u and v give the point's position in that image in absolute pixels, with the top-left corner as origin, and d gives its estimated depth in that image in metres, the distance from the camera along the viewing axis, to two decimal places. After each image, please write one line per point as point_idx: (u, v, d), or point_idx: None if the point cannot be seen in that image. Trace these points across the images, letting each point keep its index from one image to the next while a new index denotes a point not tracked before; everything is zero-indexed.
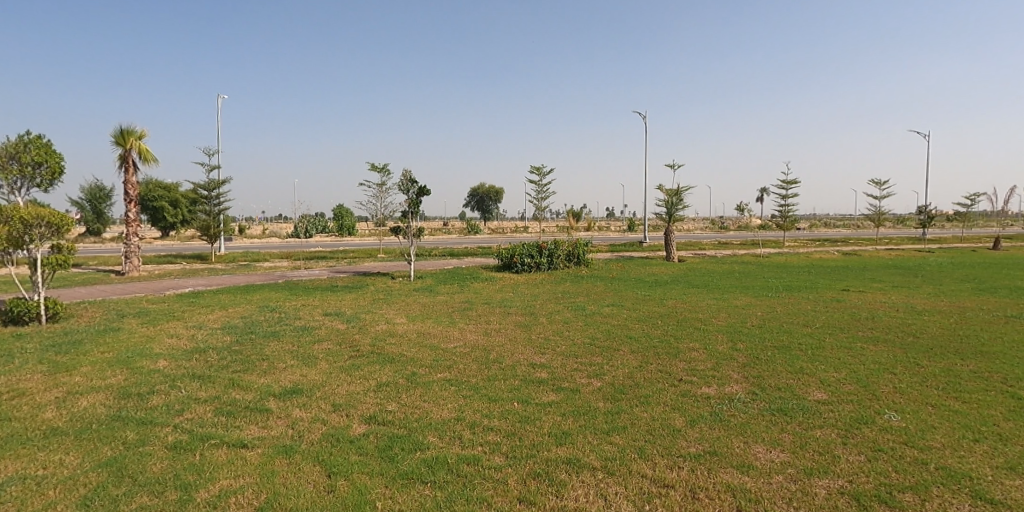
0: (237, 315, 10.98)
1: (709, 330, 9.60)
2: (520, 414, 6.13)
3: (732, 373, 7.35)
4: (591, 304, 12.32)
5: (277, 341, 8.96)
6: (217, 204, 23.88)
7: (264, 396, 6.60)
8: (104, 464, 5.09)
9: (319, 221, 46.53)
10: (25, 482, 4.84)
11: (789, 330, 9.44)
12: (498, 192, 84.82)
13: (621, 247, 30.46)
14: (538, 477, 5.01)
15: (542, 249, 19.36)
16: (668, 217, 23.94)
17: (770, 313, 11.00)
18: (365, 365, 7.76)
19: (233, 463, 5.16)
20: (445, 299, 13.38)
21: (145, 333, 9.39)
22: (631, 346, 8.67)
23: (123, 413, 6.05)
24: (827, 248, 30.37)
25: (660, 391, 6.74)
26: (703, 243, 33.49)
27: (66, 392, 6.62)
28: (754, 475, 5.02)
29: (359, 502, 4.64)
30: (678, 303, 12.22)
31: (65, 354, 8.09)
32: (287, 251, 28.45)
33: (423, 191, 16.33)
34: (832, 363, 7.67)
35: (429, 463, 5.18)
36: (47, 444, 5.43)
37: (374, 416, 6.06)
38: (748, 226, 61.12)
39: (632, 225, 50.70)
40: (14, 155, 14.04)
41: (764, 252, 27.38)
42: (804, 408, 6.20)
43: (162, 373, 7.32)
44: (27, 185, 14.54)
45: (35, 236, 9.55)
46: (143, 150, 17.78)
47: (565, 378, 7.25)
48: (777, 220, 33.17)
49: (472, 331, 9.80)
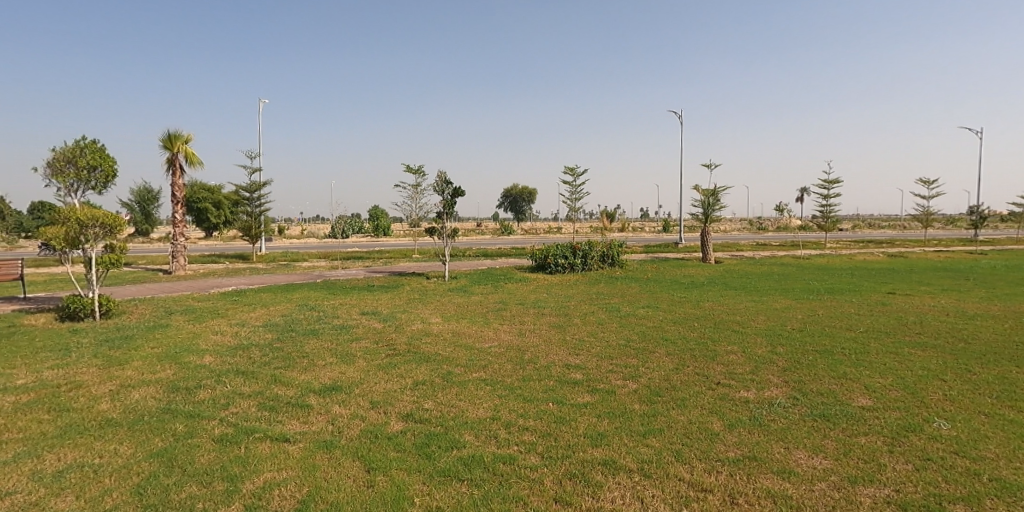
0: (278, 314, 11.24)
1: (747, 332, 9.48)
2: (555, 414, 6.15)
3: (772, 377, 7.23)
4: (626, 306, 12.28)
5: (317, 339, 9.16)
6: (259, 205, 24.44)
7: (305, 392, 6.76)
8: (156, 454, 5.29)
9: (357, 222, 47.43)
10: (83, 470, 5.05)
11: (831, 334, 9.24)
12: (532, 193, 85.08)
13: (657, 248, 30.12)
14: (574, 478, 5.02)
15: (576, 250, 19.33)
16: (707, 218, 23.66)
17: (812, 316, 10.79)
18: (401, 364, 7.88)
19: (277, 457, 5.30)
20: (479, 299, 13.48)
21: (191, 330, 9.68)
22: (667, 348, 8.62)
23: (173, 406, 6.28)
24: (872, 249, 29.65)
25: (697, 394, 6.68)
26: (740, 245, 32.86)
27: (120, 385, 6.89)
28: (796, 482, 4.94)
29: (398, 498, 4.73)
30: (716, 306, 12.06)
31: (118, 348, 8.42)
32: (325, 251, 29.04)
33: (458, 192, 16.47)
34: (876, 368, 7.48)
35: (466, 461, 5.25)
36: (103, 434, 5.66)
37: (411, 414, 6.16)
38: (788, 227, 60.28)
39: (669, 226, 50.50)
40: (71, 159, 14.68)
41: (805, 253, 26.83)
42: (848, 414, 6.06)
43: (209, 368, 7.55)
44: (84, 187, 15.17)
45: (89, 236, 9.94)
46: (189, 153, 18.34)
47: (600, 379, 7.25)
48: (819, 220, 32.31)
49: (506, 330, 9.87)
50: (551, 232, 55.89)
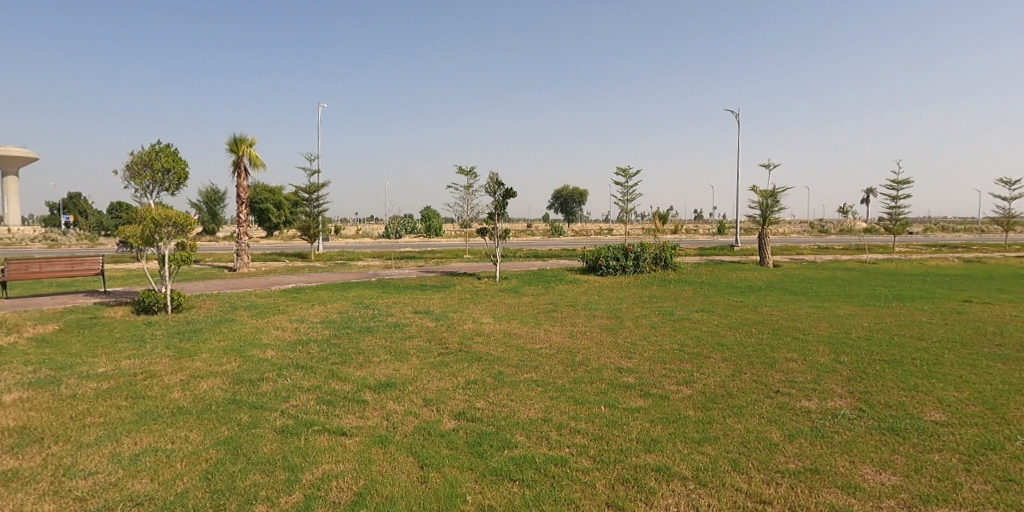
0: (334, 311, 11.53)
1: (809, 339, 9.16)
2: (607, 418, 6.10)
3: (836, 387, 6.97)
4: (680, 309, 12.07)
5: (372, 337, 9.36)
6: (317, 206, 25.16)
7: (361, 387, 6.92)
8: (222, 442, 5.51)
9: (410, 222, 48.20)
10: (157, 454, 5.31)
11: (900, 344, 8.82)
12: (583, 194, 84.59)
13: (712, 251, 29.49)
14: (627, 483, 4.96)
15: (628, 252, 19.12)
16: (766, 220, 22.99)
17: (879, 324, 10.34)
18: (453, 363, 7.96)
19: (334, 449, 5.44)
20: (530, 300, 13.50)
21: (254, 324, 10.04)
22: (723, 353, 8.42)
23: (238, 397, 6.53)
24: (945, 254, 28.18)
25: (755, 402, 6.50)
26: (800, 248, 31.80)
27: (189, 375, 7.22)
28: (862, 497, 4.74)
29: (450, 494, 4.78)
30: (774, 311, 11.71)
31: (188, 341, 8.81)
32: (379, 251, 29.64)
33: (510, 193, 16.55)
34: (951, 381, 7.10)
35: (518, 461, 5.26)
36: (175, 421, 5.94)
37: (463, 412, 6.22)
38: (852, 230, 57.95)
39: (724, 228, 49.36)
40: (148, 163, 15.48)
41: (871, 257, 25.72)
42: (919, 429, 5.78)
43: (270, 362, 7.82)
44: (158, 189, 15.99)
45: (163, 235, 10.46)
46: (253, 156, 19.04)
47: (653, 383, 7.14)
48: (887, 222, 30.90)
49: (557, 332, 9.86)
50: (602, 234, 55.42)
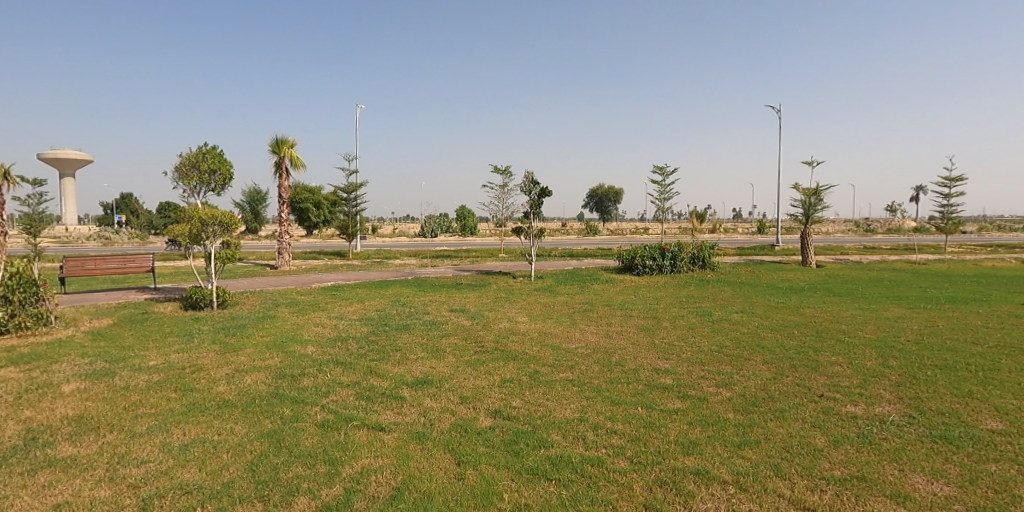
0: (372, 308, 11.69)
1: (854, 342, 8.89)
2: (645, 419, 6.02)
3: (883, 392, 6.75)
4: (719, 310, 11.87)
5: (409, 334, 9.45)
6: (355, 205, 25.53)
7: (398, 384, 6.99)
8: (266, 435, 5.63)
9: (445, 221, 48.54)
10: (204, 445, 5.46)
11: (953, 349, 8.49)
12: (619, 193, 83.89)
13: (751, 251, 28.93)
14: (665, 485, 4.90)
15: (665, 251, 18.89)
16: (808, 220, 22.43)
17: (929, 327, 9.97)
18: (489, 361, 7.98)
19: (372, 445, 5.50)
20: (566, 299, 13.45)
21: (294, 321, 10.24)
22: (764, 355, 8.24)
23: (280, 391, 6.66)
24: (1000, 255, 27.03)
25: (798, 406, 6.34)
26: (845, 248, 30.93)
27: (234, 369, 7.40)
28: (912, 508, 4.58)
29: (487, 492, 4.78)
30: (817, 312, 11.40)
31: (232, 336, 9.04)
32: (415, 249, 29.94)
33: (545, 192, 16.52)
34: (1008, 388, 6.80)
35: (554, 460, 5.24)
36: (221, 413, 6.10)
37: (499, 411, 6.22)
38: (898, 229, 56.12)
39: (763, 227, 48.38)
40: (195, 164, 15.96)
41: (920, 258, 24.85)
42: (973, 438, 5.56)
43: (311, 358, 7.96)
44: (205, 190, 16.46)
45: (209, 233, 10.75)
46: (294, 157, 19.44)
47: (691, 385, 7.03)
48: (938, 222, 29.77)
49: (593, 331, 9.79)
50: (638, 233, 54.91)
